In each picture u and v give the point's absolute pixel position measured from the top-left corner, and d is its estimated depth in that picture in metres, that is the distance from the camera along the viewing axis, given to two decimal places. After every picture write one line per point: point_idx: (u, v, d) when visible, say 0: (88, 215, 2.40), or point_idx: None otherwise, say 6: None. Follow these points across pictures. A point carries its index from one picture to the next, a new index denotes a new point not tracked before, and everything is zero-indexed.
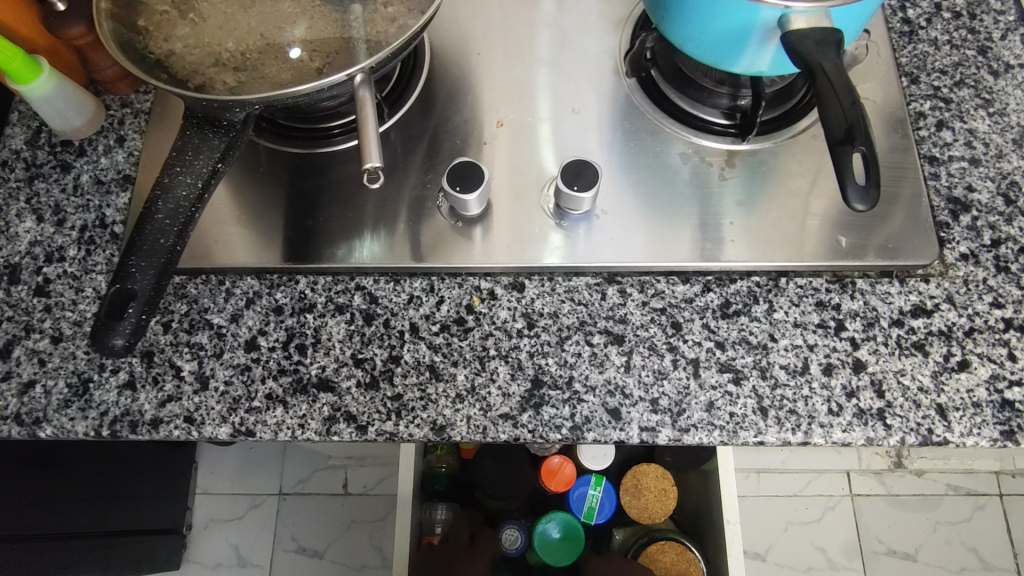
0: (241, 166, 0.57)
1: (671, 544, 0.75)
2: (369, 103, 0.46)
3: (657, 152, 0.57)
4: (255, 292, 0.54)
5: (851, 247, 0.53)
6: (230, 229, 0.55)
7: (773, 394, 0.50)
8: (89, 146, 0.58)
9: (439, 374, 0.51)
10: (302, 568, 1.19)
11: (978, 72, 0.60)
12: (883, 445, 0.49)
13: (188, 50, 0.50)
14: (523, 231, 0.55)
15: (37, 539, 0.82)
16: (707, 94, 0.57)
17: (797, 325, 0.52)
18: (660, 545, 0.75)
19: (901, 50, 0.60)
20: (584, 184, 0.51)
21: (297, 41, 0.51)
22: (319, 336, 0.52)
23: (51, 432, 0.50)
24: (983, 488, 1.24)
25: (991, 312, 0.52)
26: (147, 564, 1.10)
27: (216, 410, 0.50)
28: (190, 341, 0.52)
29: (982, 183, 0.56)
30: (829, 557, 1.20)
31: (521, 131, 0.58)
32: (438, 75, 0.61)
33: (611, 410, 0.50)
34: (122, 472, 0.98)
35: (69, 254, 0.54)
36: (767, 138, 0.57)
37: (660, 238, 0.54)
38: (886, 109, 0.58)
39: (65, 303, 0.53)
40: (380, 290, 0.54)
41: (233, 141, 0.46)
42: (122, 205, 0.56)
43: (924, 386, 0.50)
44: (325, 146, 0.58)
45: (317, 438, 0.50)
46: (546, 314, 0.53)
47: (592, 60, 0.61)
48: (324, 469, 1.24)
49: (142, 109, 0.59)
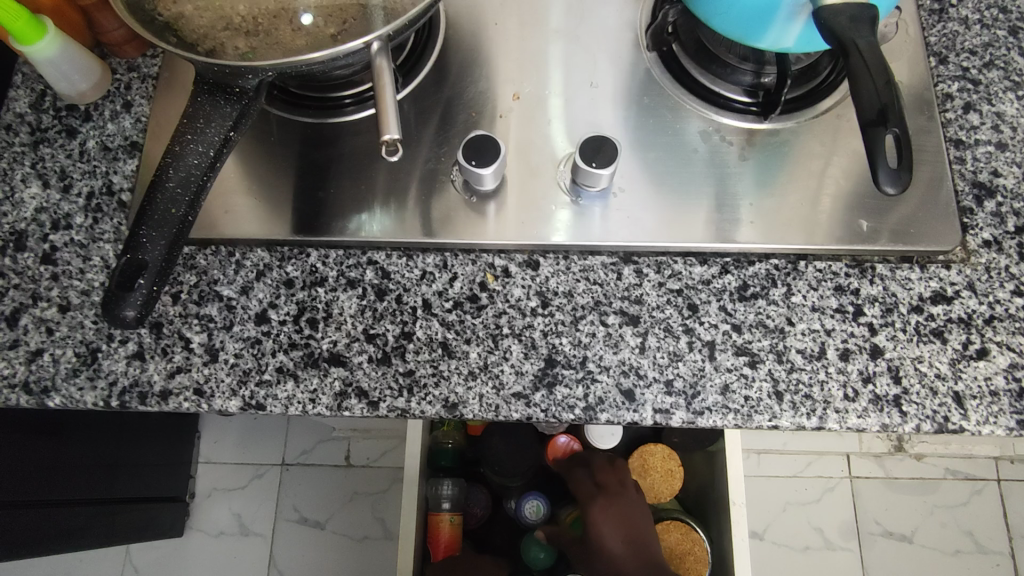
0: (251, 135, 0.56)
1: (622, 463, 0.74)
2: (386, 71, 0.44)
3: (677, 130, 0.56)
4: (265, 264, 0.53)
5: (871, 231, 0.52)
6: (240, 200, 0.54)
7: (789, 378, 0.50)
8: (95, 111, 0.56)
9: (452, 351, 0.50)
10: (304, 538, 1.20)
11: (1009, 53, 0.58)
12: (898, 432, 0.49)
13: (198, 13, 0.48)
14: (538, 207, 0.54)
15: (42, 504, 0.82)
16: (730, 70, 0.56)
17: (816, 309, 0.51)
18: (614, 466, 0.74)
19: (931, 29, 0.59)
20: (603, 161, 0.50)
21: (311, 6, 0.49)
22: (330, 311, 0.52)
23: (60, 401, 0.50)
24: (982, 473, 1.25)
25: (1012, 300, 0.51)
26: (150, 531, 1.11)
27: (226, 383, 0.50)
28: (200, 313, 0.51)
29: (1009, 169, 0.55)
30: (827, 537, 1.21)
31: (538, 105, 0.57)
32: (454, 45, 0.59)
33: (625, 391, 0.50)
34: (125, 440, 0.98)
35: (76, 221, 0.53)
36: (789, 118, 0.56)
37: (678, 217, 0.53)
38: (912, 90, 0.56)
39: (73, 271, 0.52)
40: (393, 265, 0.53)
41: (244, 109, 0.45)
42: (130, 172, 0.55)
43: (941, 374, 0.49)
44: (336, 116, 0.56)
45: (328, 413, 0.50)
46: (561, 293, 0.52)
47: (612, 33, 0.60)
48: (328, 441, 1.24)
49: (149, 73, 0.57)
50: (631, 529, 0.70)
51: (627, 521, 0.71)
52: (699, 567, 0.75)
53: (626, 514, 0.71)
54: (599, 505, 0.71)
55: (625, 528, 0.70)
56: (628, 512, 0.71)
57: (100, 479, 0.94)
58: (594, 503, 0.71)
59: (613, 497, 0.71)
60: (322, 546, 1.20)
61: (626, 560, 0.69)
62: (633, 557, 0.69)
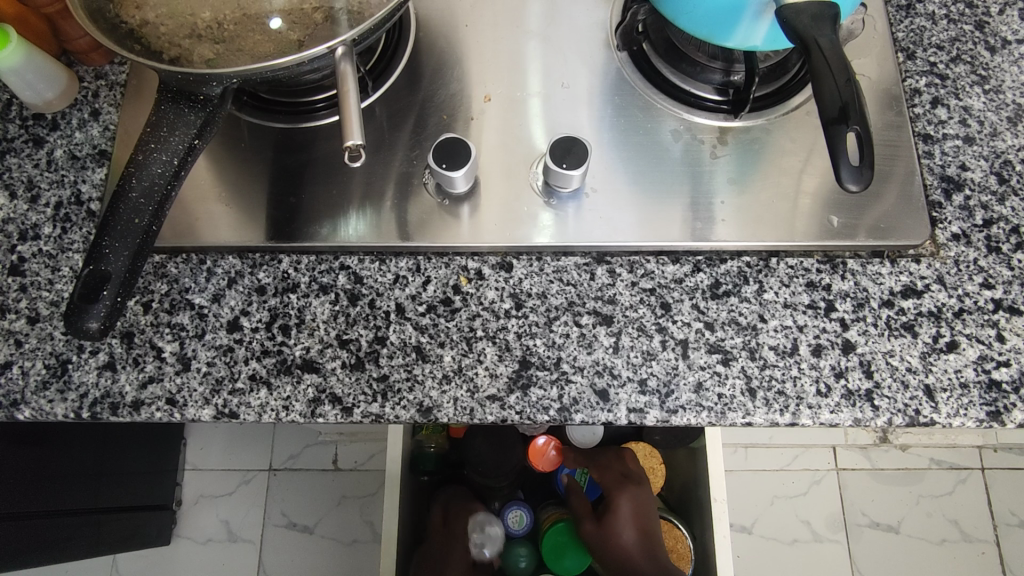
0: (221, 140, 0.56)
1: (629, 454, 0.79)
2: (351, 77, 0.44)
3: (649, 130, 0.56)
4: (237, 271, 0.53)
5: (842, 227, 0.53)
6: (212, 207, 0.54)
7: (762, 374, 0.50)
8: (62, 119, 0.56)
9: (426, 355, 0.50)
10: (293, 543, 1.20)
11: (975, 47, 0.59)
12: (870, 426, 0.49)
13: (161, 20, 0.48)
14: (512, 209, 0.54)
15: (25, 517, 0.81)
16: (701, 69, 0.56)
17: (788, 305, 0.52)
18: (625, 462, 0.79)
19: (898, 24, 0.59)
20: (573, 161, 0.50)
21: (276, 11, 0.49)
22: (303, 316, 0.51)
23: (30, 414, 0.49)
24: (965, 462, 1.26)
25: (981, 293, 0.52)
26: (137, 540, 1.11)
27: (198, 392, 0.50)
28: (171, 322, 0.51)
29: (976, 162, 0.55)
30: (814, 529, 1.22)
31: (510, 106, 0.57)
32: (425, 48, 0.59)
33: (599, 391, 0.50)
34: (109, 450, 0.97)
35: (44, 232, 0.53)
36: (759, 115, 0.56)
37: (652, 217, 0.53)
38: (881, 85, 0.57)
39: (41, 282, 0.52)
40: (366, 269, 0.53)
41: (209, 116, 0.44)
42: (98, 181, 0.54)
43: (912, 367, 0.50)
44: (307, 121, 0.56)
45: (302, 420, 0.49)
46: (534, 295, 0.52)
47: (584, 34, 0.60)
48: (315, 445, 1.24)
49: (117, 81, 0.57)
50: (646, 526, 0.75)
51: (643, 517, 0.75)
52: (683, 565, 0.77)
53: (646, 510, 0.75)
54: (624, 495, 0.76)
55: (639, 522, 0.75)
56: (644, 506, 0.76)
57: (83, 490, 0.93)
58: (623, 494, 0.76)
59: (638, 489, 0.77)
60: (311, 551, 1.20)
61: (638, 556, 0.73)
62: (643, 552, 0.73)
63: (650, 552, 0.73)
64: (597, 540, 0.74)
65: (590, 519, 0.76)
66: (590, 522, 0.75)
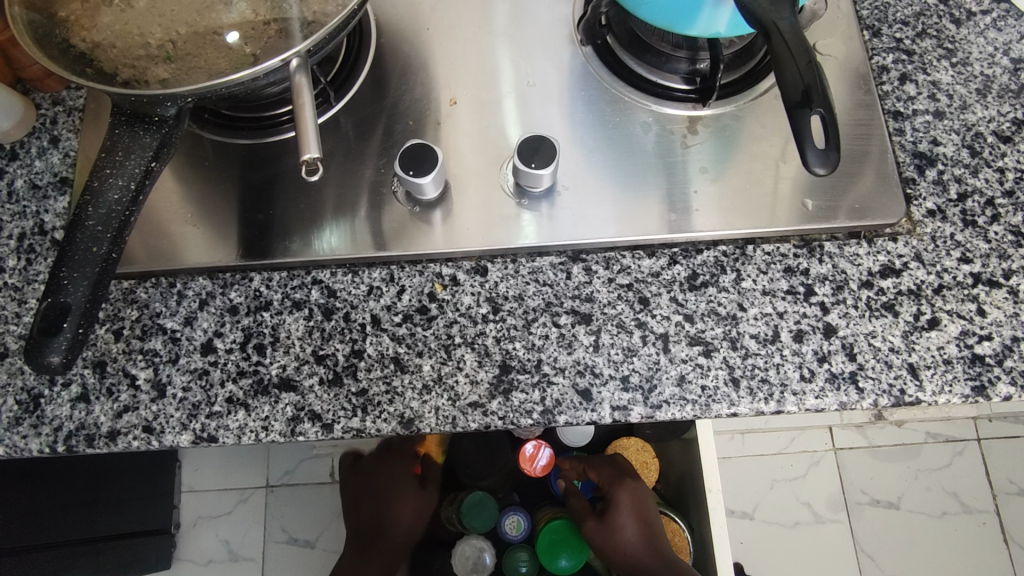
0: (186, 158, 0.55)
1: (621, 458, 0.78)
2: (306, 90, 0.43)
3: (619, 124, 0.56)
4: (208, 293, 0.52)
5: (818, 210, 0.52)
6: (181, 228, 0.53)
7: (745, 364, 0.49)
8: (21, 149, 0.55)
9: (404, 366, 0.50)
10: (295, 558, 1.19)
11: (940, 21, 0.58)
12: (857, 409, 0.49)
13: (112, 42, 0.47)
14: (486, 213, 0.53)
15: (22, 551, 0.81)
16: (665, 59, 0.56)
17: (767, 292, 0.51)
18: (618, 459, 0.78)
19: (862, 2, 0.59)
20: (542, 161, 0.49)
21: (231, 26, 0.48)
22: (277, 335, 0.51)
23: (4, 451, 0.48)
24: (960, 434, 1.26)
25: (960, 268, 0.51)
26: (137, 565, 1.09)
27: (175, 418, 0.49)
28: (144, 349, 0.50)
29: (947, 137, 0.55)
30: (815, 511, 1.22)
31: (477, 109, 0.56)
32: (388, 54, 0.58)
33: (582, 391, 0.49)
34: (104, 477, 0.96)
35: (8, 264, 0.52)
36: (728, 102, 0.55)
37: (628, 211, 0.52)
38: (849, 64, 0.57)
39: (8, 316, 0.51)
40: (338, 282, 0.52)
41: (165, 138, 0.44)
42: (62, 209, 0.53)
43: (895, 347, 0.49)
44: (271, 135, 0.55)
45: (282, 439, 0.49)
46: (511, 297, 0.51)
47: (547, 30, 0.59)
48: (310, 459, 1.22)
49: (75, 106, 0.56)
50: (648, 520, 0.71)
51: (644, 510, 0.71)
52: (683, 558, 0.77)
53: (646, 506, 0.72)
54: (623, 489, 0.73)
55: (641, 517, 0.71)
56: (645, 503, 0.72)
57: (80, 522, 0.92)
58: (620, 488, 0.73)
59: (636, 482, 0.74)
60: (313, 566, 1.18)
61: (645, 554, 0.68)
62: (649, 548, 0.69)
63: (655, 549, 0.69)
64: (602, 538, 0.71)
65: (592, 518, 0.72)
66: (592, 520, 0.72)
